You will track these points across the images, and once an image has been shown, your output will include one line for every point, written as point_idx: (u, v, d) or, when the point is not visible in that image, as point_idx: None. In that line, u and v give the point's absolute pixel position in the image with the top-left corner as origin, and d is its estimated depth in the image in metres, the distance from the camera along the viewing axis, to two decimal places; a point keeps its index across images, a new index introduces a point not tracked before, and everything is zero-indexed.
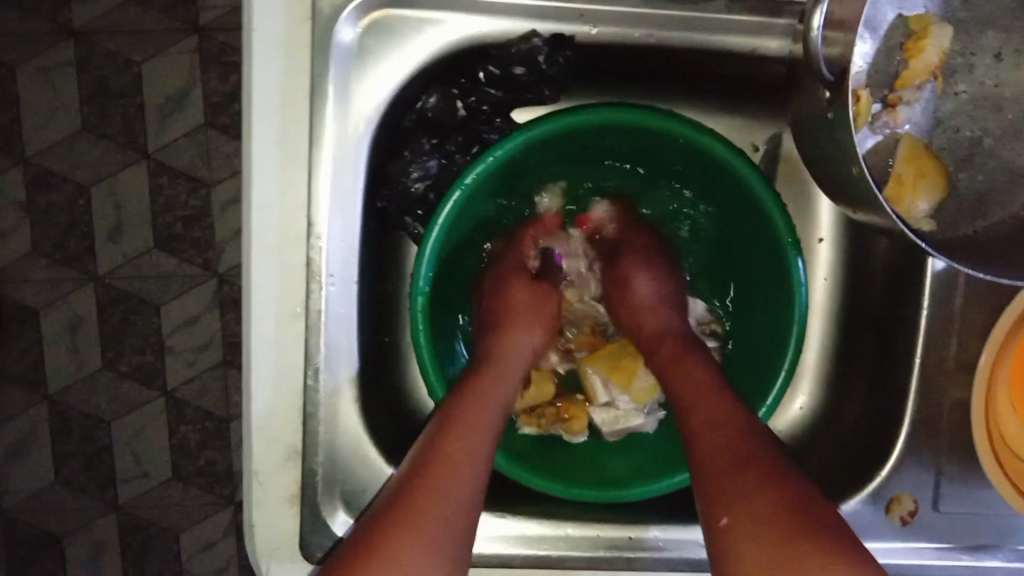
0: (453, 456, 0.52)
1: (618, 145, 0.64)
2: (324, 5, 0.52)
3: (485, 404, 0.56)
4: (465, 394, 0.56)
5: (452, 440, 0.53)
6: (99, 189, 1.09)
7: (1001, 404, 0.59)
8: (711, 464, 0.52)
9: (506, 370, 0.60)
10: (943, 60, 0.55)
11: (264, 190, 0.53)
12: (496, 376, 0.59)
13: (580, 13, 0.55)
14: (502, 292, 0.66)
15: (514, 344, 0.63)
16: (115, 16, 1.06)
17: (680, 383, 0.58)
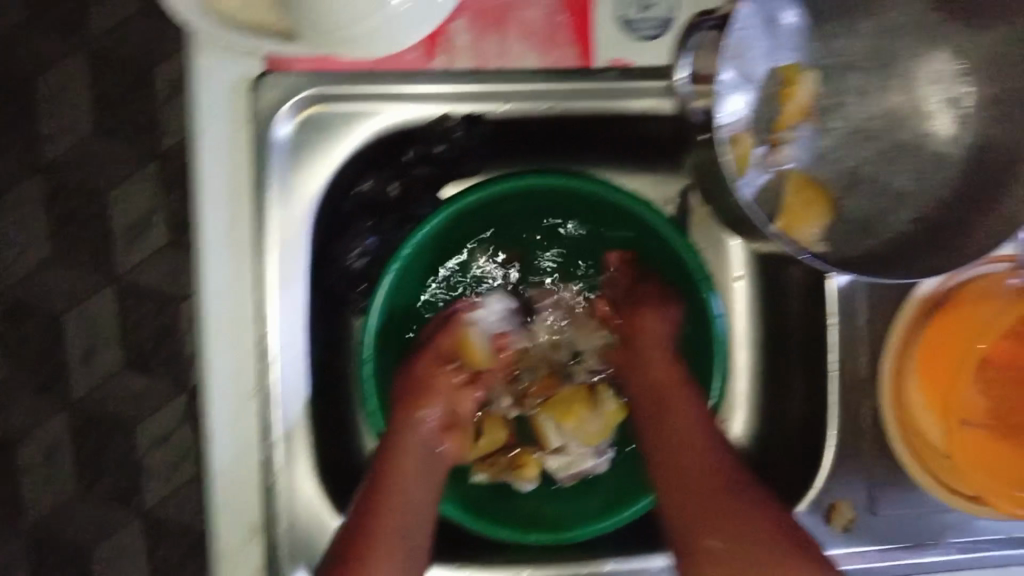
0: (383, 527, 0.57)
1: (545, 202, 0.70)
2: (263, 106, 0.60)
3: (411, 482, 0.60)
4: (386, 468, 0.60)
5: (385, 513, 0.57)
6: (70, 314, 1.15)
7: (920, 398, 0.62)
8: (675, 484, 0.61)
9: (416, 443, 0.62)
10: (811, 102, 0.63)
11: (217, 276, 0.59)
12: (411, 474, 0.60)
13: (491, 95, 0.63)
14: (411, 377, 0.66)
15: (412, 429, 0.63)
16: (79, 149, 1.14)
17: (674, 402, 0.64)
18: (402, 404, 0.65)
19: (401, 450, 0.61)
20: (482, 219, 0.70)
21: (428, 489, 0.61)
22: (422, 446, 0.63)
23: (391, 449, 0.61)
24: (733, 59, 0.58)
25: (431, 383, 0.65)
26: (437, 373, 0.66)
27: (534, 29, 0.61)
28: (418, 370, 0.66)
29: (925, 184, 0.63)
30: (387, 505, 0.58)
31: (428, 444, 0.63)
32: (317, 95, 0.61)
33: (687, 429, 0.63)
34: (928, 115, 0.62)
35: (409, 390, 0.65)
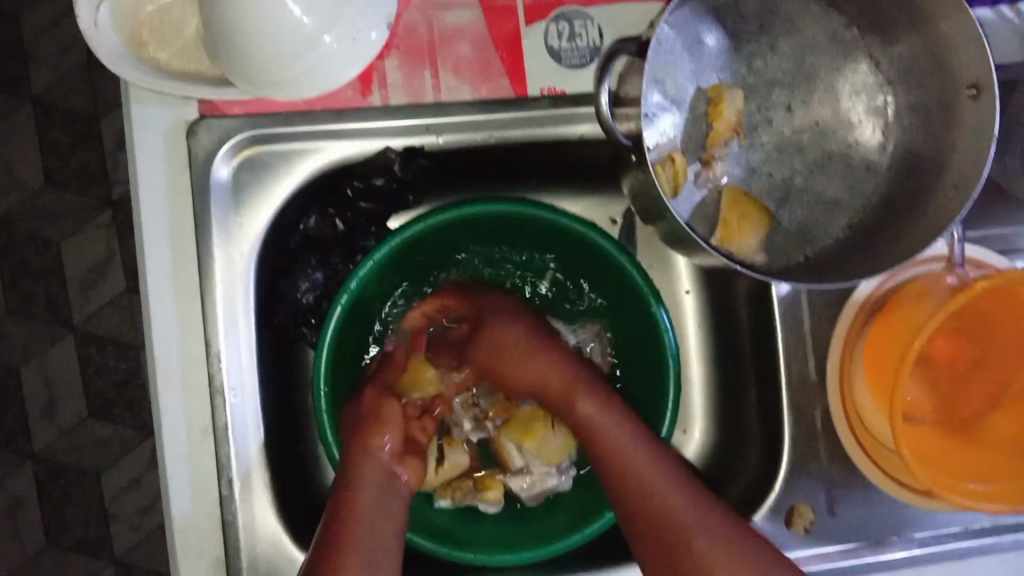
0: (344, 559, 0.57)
1: (489, 229, 0.70)
2: (199, 150, 0.60)
3: (366, 511, 0.60)
4: (342, 503, 0.60)
5: (345, 546, 0.57)
6: (28, 367, 1.15)
7: (867, 405, 0.62)
8: (639, 509, 0.60)
9: (365, 472, 0.62)
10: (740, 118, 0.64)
11: (163, 322, 0.60)
12: (363, 501, 0.60)
13: (426, 127, 0.64)
14: (359, 408, 0.66)
15: (365, 457, 0.63)
16: (28, 202, 1.14)
17: (575, 401, 0.66)
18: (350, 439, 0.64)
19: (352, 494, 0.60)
20: (428, 249, 0.71)
21: (379, 531, 0.59)
22: (372, 486, 0.61)
23: (344, 487, 0.61)
24: (656, 81, 0.61)
25: (380, 413, 0.65)
26: (385, 404, 0.66)
27: (465, 64, 0.63)
28: (358, 405, 0.66)
29: (856, 191, 0.65)
30: (344, 539, 0.58)
31: (380, 476, 0.62)
32: (252, 136, 0.61)
33: (623, 445, 0.63)
34: (851, 125, 0.65)
35: (355, 423, 0.65)
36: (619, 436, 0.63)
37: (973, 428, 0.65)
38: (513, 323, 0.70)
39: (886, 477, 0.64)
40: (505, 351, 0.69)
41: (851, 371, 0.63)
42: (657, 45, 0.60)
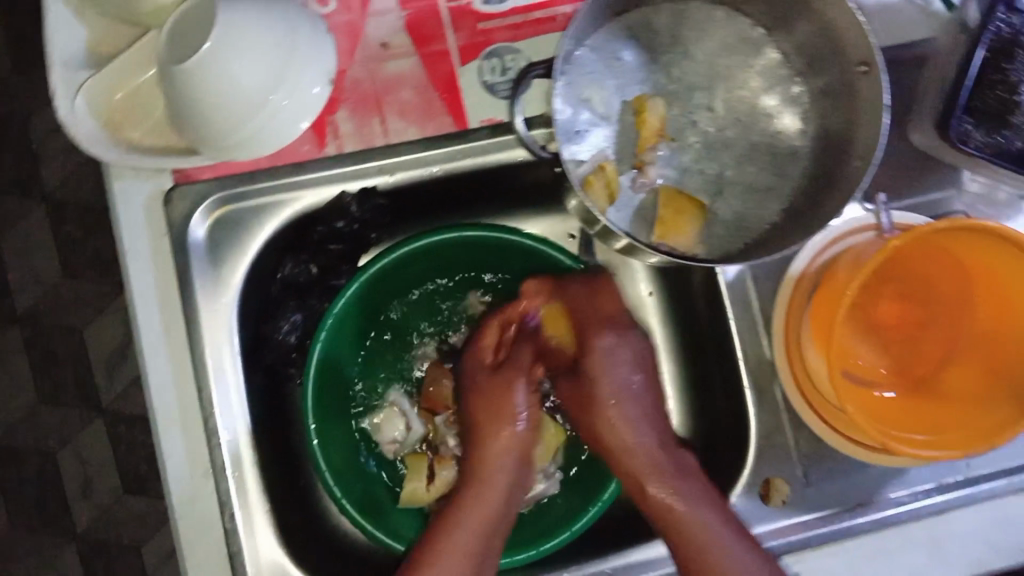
0: (444, 550, 0.65)
1: (453, 256, 0.75)
2: (175, 215, 0.67)
3: (480, 505, 0.68)
4: (462, 500, 0.68)
5: (450, 535, 0.66)
6: (64, 451, 1.26)
7: (816, 366, 0.64)
8: (679, 546, 0.63)
9: (494, 475, 0.69)
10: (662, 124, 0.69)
11: (160, 374, 0.66)
12: (483, 496, 0.68)
13: (377, 168, 0.70)
14: (496, 394, 0.71)
15: (491, 458, 0.70)
16: (50, 296, 1.26)
17: (626, 461, 0.69)
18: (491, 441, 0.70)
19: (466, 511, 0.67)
20: (400, 282, 0.76)
21: (485, 548, 0.66)
22: (496, 502, 0.68)
23: (474, 478, 0.70)
24: (577, 106, 0.67)
25: (508, 409, 0.71)
26: (525, 396, 0.72)
27: (409, 108, 0.69)
28: (487, 382, 0.72)
29: (783, 176, 0.69)
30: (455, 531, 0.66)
31: (507, 481, 0.69)
32: (221, 197, 0.68)
33: (689, 490, 0.65)
34: (772, 117, 0.69)
35: (490, 406, 0.71)
36: (685, 504, 0.64)
37: (930, 385, 0.67)
38: (621, 364, 0.71)
39: (836, 434, 0.66)
40: (601, 412, 0.70)
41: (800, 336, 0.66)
42: (568, 75, 0.66)
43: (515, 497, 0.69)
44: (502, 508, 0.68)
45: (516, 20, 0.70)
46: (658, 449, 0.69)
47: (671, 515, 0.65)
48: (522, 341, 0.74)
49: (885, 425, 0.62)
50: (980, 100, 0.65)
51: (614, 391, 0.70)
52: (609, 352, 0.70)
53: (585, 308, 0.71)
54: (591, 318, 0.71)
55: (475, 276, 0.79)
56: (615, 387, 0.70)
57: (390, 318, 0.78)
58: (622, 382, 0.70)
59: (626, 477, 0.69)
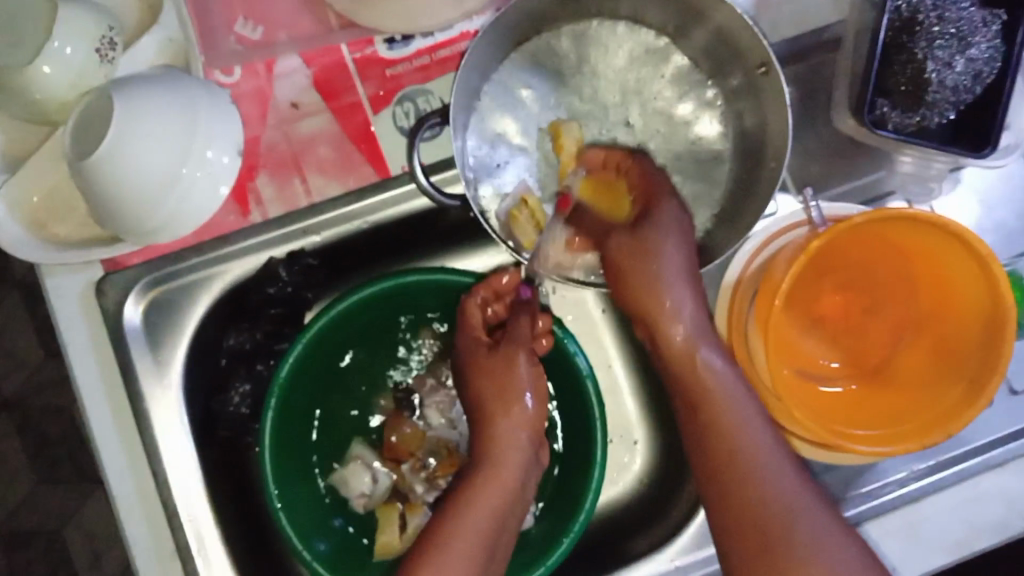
0: (457, 528, 0.61)
1: (395, 302, 0.74)
2: (108, 305, 0.67)
3: (495, 486, 0.64)
4: (474, 478, 0.65)
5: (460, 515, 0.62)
6: (68, 527, 1.27)
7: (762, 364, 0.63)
8: (726, 445, 0.57)
9: (508, 455, 0.65)
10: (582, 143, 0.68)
11: (114, 465, 0.66)
12: (498, 470, 0.65)
13: (303, 229, 0.70)
14: (489, 372, 0.69)
15: (504, 436, 0.66)
16: (35, 378, 1.28)
17: (683, 348, 0.57)
18: (497, 417, 0.67)
19: (482, 486, 0.64)
20: (346, 336, 0.75)
21: (498, 529, 0.62)
22: (513, 479, 0.65)
23: (487, 460, 0.65)
24: (489, 143, 0.68)
25: (517, 373, 0.68)
26: (525, 370, 0.68)
27: (328, 163, 0.69)
28: (484, 355, 0.70)
29: (710, 181, 0.68)
30: (473, 507, 0.62)
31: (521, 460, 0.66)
32: (151, 280, 0.68)
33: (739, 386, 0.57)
34: (689, 124, 0.69)
35: (482, 374, 0.69)
36: (720, 379, 0.57)
37: (885, 370, 0.65)
38: (682, 238, 0.59)
39: None
40: (637, 279, 0.58)
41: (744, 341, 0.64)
42: (474, 115, 0.67)
43: (526, 478, 0.67)
44: (515, 487, 0.65)
45: (422, 62, 0.69)
46: (710, 331, 0.58)
47: (712, 409, 0.57)
48: (514, 310, 0.72)
49: (834, 422, 0.61)
50: (891, 78, 0.64)
51: (673, 253, 0.58)
52: (675, 218, 0.60)
53: (652, 177, 0.63)
54: (650, 187, 0.62)
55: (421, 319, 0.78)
56: (677, 251, 0.59)
57: (342, 371, 0.77)
58: (681, 252, 0.59)
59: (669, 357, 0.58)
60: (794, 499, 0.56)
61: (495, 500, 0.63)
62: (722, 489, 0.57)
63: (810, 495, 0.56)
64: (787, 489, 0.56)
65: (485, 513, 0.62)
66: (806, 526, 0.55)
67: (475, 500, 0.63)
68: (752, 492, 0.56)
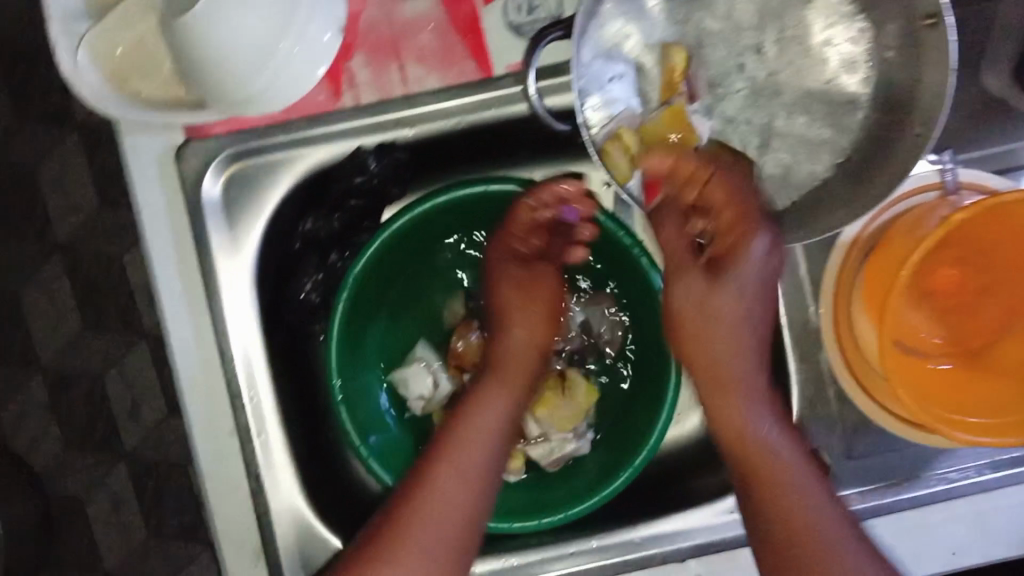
0: (446, 483, 0.64)
1: (482, 208, 0.72)
2: (188, 172, 0.64)
3: (474, 441, 0.66)
4: (451, 434, 0.66)
5: (443, 475, 0.64)
6: (110, 375, 1.30)
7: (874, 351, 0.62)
8: (738, 449, 0.62)
9: (490, 402, 0.68)
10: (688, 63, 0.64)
11: (181, 336, 0.65)
12: (471, 429, 0.66)
13: (396, 120, 0.66)
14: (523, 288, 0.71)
15: (511, 377, 0.69)
16: (90, 224, 1.28)
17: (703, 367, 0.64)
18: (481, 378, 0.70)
19: (465, 431, 0.66)
20: (424, 236, 0.73)
21: (489, 473, 0.65)
22: (491, 421, 0.67)
23: (460, 419, 0.67)
24: (603, 56, 0.62)
25: (534, 293, 0.71)
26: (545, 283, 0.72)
27: (428, 53, 0.64)
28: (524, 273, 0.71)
29: (840, 127, 0.64)
30: (441, 479, 0.64)
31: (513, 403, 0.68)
32: (234, 153, 0.65)
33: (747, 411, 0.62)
34: (826, 61, 0.63)
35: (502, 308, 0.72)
36: (768, 442, 0.61)
37: (990, 354, 0.63)
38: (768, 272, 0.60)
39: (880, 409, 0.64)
40: (682, 317, 0.64)
41: (847, 305, 0.63)
42: (595, 24, 0.61)
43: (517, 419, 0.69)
44: (496, 448, 0.66)
45: None
46: (739, 346, 0.63)
47: (739, 440, 0.62)
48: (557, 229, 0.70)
49: (939, 405, 0.59)
50: None
51: (735, 302, 0.62)
52: (762, 260, 0.60)
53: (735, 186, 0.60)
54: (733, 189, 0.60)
55: None
56: (751, 273, 0.61)
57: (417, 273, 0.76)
58: (755, 270, 0.60)
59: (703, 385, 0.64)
60: (819, 519, 0.60)
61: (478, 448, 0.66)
62: (751, 493, 0.62)
63: (815, 479, 0.61)
64: (806, 498, 0.60)
65: (472, 460, 0.65)
66: (812, 499, 0.60)
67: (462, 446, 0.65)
68: (778, 503, 0.60)
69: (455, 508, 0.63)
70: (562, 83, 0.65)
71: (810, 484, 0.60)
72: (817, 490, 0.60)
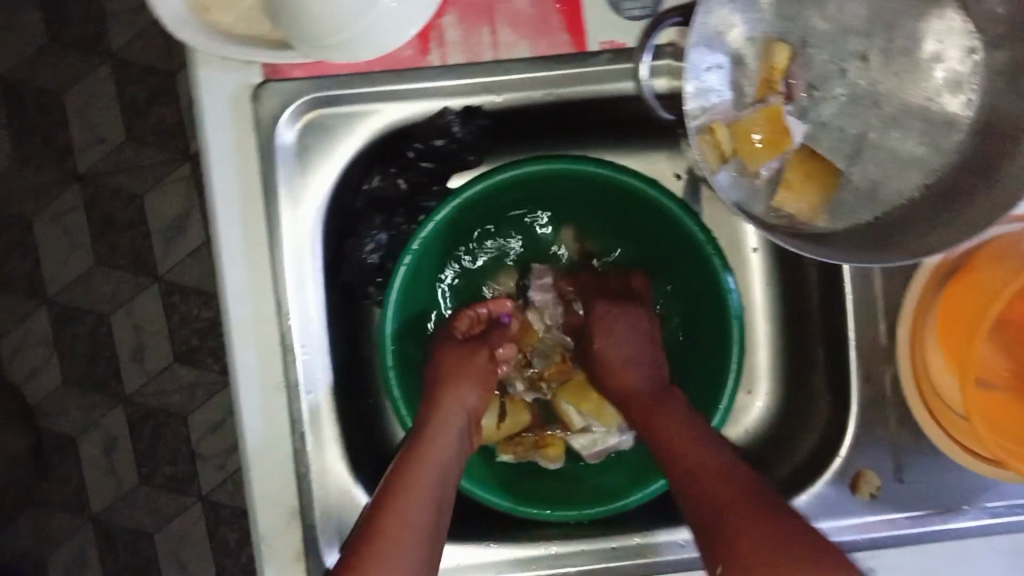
0: (406, 495, 0.59)
1: (556, 187, 0.70)
2: (265, 116, 0.61)
3: (432, 455, 0.62)
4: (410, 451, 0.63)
5: (403, 490, 0.59)
6: (117, 314, 1.25)
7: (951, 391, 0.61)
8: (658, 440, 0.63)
9: (445, 430, 0.65)
10: (789, 62, 0.62)
11: (236, 284, 0.62)
12: (431, 443, 0.63)
13: (484, 86, 0.63)
14: (459, 357, 0.69)
15: (454, 403, 0.67)
16: (113, 157, 1.23)
17: (648, 407, 0.66)
18: (425, 418, 0.65)
19: (418, 469, 0.61)
20: (491, 207, 0.71)
21: (444, 492, 0.61)
22: (450, 449, 0.64)
23: (419, 437, 0.64)
24: (708, 44, 0.59)
25: (468, 364, 0.69)
26: (476, 358, 0.69)
27: (524, 19, 0.62)
28: (455, 360, 0.69)
29: (937, 147, 0.61)
30: (405, 489, 0.59)
31: (458, 433, 0.65)
32: (314, 100, 0.62)
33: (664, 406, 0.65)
34: (931, 76, 0.61)
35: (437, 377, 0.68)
36: (677, 415, 0.64)
37: None
38: (626, 331, 0.70)
39: (939, 432, 0.63)
40: (600, 356, 0.70)
41: (923, 333, 0.62)
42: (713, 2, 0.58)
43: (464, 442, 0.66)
44: (454, 461, 0.63)
45: None
46: (627, 358, 0.69)
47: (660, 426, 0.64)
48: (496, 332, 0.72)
49: (1012, 443, 0.58)
50: None
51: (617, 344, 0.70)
52: (633, 323, 0.71)
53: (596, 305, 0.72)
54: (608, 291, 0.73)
55: (575, 209, 0.74)
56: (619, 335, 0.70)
57: (480, 236, 0.74)
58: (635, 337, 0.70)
59: (637, 414, 0.67)
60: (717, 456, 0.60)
61: (429, 489, 0.60)
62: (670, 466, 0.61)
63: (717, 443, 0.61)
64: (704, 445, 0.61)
65: (424, 502, 0.59)
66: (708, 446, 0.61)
67: (414, 485, 0.60)
68: (684, 452, 0.61)
69: (420, 518, 0.58)
70: (662, 65, 0.62)
71: (714, 443, 0.61)
72: (719, 450, 0.60)
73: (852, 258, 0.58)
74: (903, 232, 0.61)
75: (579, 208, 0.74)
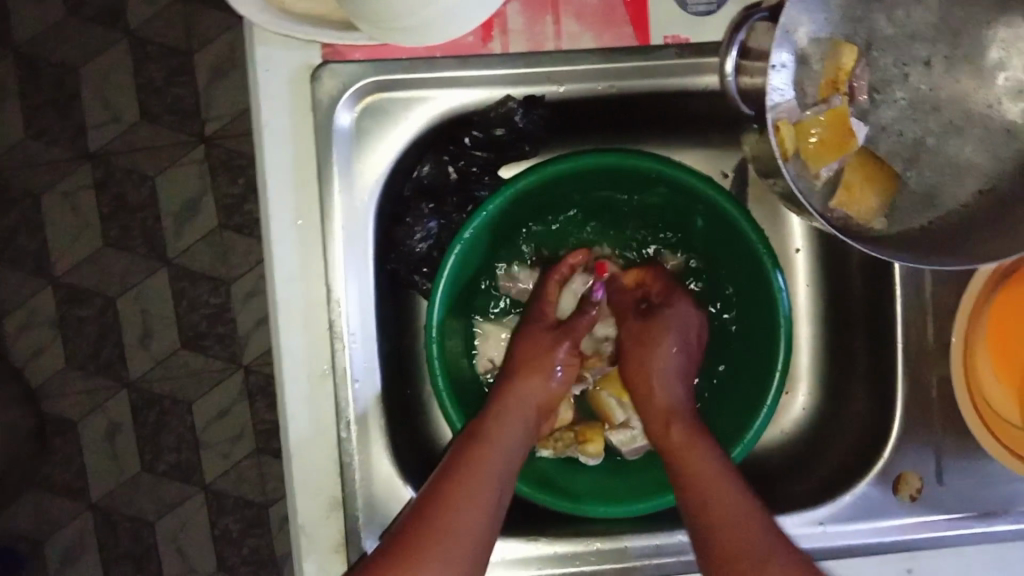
0: (470, 482, 0.59)
1: (607, 182, 0.70)
2: (323, 96, 0.60)
3: (495, 446, 0.63)
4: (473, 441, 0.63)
5: (468, 477, 0.59)
6: (125, 298, 1.22)
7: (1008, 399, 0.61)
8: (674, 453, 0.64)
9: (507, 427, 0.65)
10: (855, 63, 0.62)
11: (285, 266, 0.61)
12: (493, 434, 0.63)
13: (547, 76, 0.63)
14: (532, 345, 0.70)
15: (522, 394, 0.68)
16: (127, 135, 1.19)
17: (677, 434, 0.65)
18: (489, 414, 0.65)
19: (479, 460, 0.61)
20: (542, 198, 0.71)
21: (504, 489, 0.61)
22: (513, 446, 0.64)
23: (482, 424, 0.64)
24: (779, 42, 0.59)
25: (544, 356, 0.70)
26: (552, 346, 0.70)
27: (588, 10, 0.61)
28: (534, 351, 0.70)
29: (995, 156, 0.61)
30: (469, 475, 0.60)
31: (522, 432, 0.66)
32: (377, 83, 0.61)
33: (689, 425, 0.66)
34: (993, 84, 0.60)
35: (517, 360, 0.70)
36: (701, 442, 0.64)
37: None
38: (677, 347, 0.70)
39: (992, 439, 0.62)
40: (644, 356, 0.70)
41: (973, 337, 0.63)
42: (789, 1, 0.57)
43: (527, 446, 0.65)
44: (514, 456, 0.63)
45: None
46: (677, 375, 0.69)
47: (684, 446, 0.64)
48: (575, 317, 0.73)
49: None
50: None
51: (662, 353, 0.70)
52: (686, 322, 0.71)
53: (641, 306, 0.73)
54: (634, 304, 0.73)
55: (629, 206, 0.74)
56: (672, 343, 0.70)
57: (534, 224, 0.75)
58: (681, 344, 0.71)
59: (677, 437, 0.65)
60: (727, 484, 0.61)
61: (490, 489, 0.60)
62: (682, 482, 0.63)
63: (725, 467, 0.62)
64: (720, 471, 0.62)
65: (478, 511, 0.58)
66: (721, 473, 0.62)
67: (478, 475, 0.60)
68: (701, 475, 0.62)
69: (483, 503, 0.59)
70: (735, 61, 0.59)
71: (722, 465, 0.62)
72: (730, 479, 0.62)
73: (903, 256, 0.57)
74: (961, 247, 0.59)
75: (630, 205, 0.74)
